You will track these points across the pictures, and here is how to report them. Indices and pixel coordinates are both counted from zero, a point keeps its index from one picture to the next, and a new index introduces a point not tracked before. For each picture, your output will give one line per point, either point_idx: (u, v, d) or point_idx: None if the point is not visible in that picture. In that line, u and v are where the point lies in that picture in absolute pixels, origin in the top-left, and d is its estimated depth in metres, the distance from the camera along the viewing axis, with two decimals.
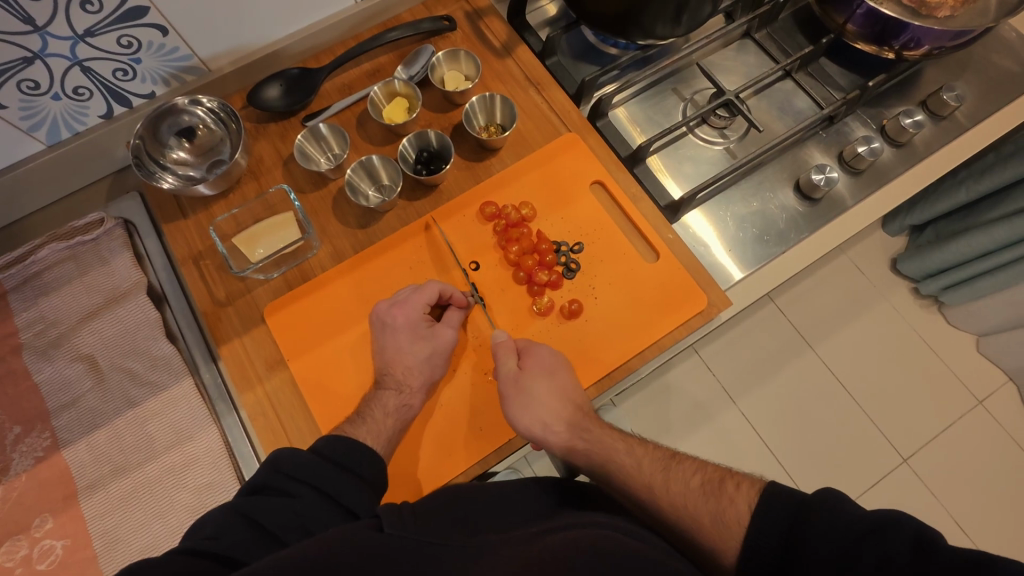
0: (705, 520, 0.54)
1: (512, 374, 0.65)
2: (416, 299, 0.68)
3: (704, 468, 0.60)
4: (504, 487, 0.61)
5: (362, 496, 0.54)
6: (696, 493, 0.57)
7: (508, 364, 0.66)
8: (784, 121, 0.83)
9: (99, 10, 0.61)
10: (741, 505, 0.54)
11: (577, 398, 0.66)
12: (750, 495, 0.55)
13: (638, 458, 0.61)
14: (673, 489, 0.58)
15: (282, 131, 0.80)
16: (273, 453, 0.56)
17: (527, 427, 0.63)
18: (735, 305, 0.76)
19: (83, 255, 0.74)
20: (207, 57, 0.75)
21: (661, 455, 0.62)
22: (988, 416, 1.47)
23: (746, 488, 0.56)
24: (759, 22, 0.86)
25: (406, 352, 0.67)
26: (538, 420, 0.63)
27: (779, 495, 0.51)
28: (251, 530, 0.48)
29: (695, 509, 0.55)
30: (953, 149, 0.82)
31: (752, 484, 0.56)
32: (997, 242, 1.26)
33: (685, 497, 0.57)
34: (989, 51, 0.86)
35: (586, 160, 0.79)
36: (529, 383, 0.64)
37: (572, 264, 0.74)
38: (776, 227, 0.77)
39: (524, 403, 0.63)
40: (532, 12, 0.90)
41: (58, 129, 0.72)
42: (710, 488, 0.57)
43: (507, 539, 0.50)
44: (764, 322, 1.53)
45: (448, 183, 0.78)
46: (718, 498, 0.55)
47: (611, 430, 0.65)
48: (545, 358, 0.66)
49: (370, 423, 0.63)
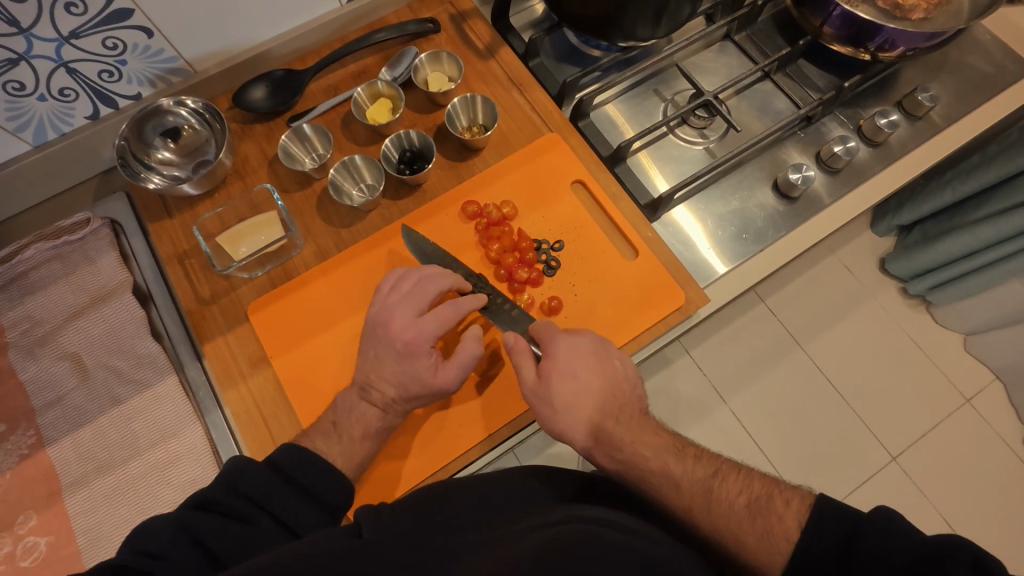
0: (750, 540, 0.54)
1: (530, 381, 0.65)
2: (423, 329, 0.64)
3: (750, 484, 0.59)
4: (489, 477, 0.62)
5: (315, 519, 0.55)
6: (743, 512, 0.56)
7: (527, 374, 0.65)
8: (763, 121, 0.85)
9: (83, 13, 0.62)
10: (790, 523, 0.53)
11: (593, 391, 0.64)
12: (800, 512, 0.54)
13: (676, 479, 0.59)
14: (716, 510, 0.57)
15: (268, 131, 0.81)
16: (232, 465, 0.55)
17: (552, 430, 0.65)
18: (713, 303, 0.77)
19: (69, 254, 0.75)
20: (193, 58, 0.76)
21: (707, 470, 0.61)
22: (976, 413, 1.49)
23: (794, 504, 0.55)
24: (739, 24, 0.88)
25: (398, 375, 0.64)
26: (563, 428, 0.64)
27: (829, 515, 0.52)
28: (193, 552, 0.48)
29: (739, 530, 0.55)
30: (929, 149, 0.84)
31: (801, 500, 0.55)
32: (982, 241, 1.29)
33: (730, 517, 0.56)
34: (963, 53, 0.88)
35: (567, 159, 0.80)
36: (548, 392, 0.63)
37: (553, 262, 0.75)
38: (755, 225, 0.79)
39: (547, 409, 0.64)
40: (515, 15, 0.92)
41: (45, 130, 0.73)
42: (757, 506, 0.56)
43: (474, 541, 0.50)
44: (753, 321, 1.55)
45: (431, 183, 0.80)
46: (765, 517, 0.55)
47: (625, 429, 0.63)
48: (560, 357, 0.65)
49: (346, 442, 0.63)
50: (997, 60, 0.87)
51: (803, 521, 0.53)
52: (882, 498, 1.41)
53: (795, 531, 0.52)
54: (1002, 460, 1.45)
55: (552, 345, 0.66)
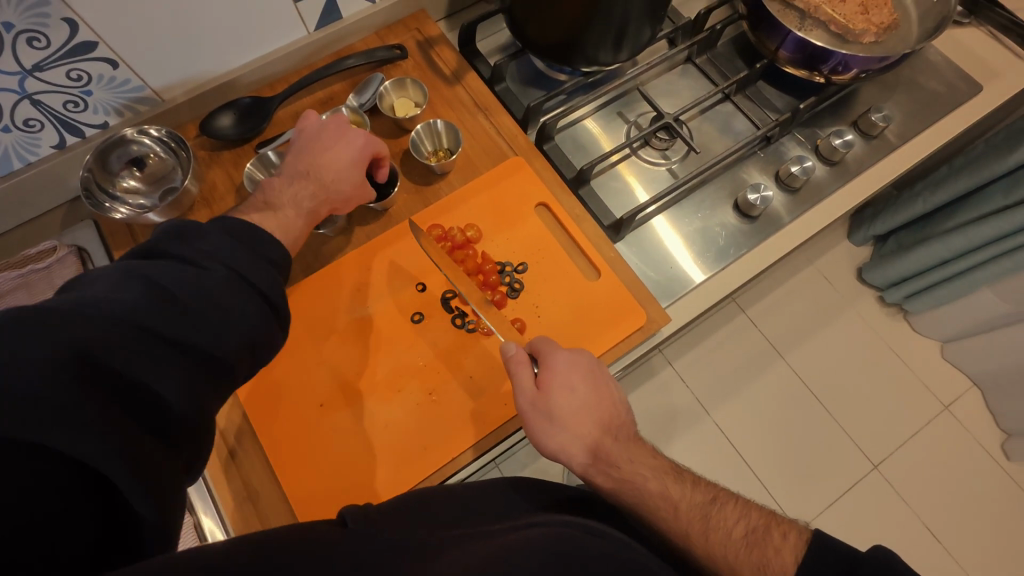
0: (747, 570, 0.54)
1: (527, 392, 0.64)
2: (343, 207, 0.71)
3: (747, 514, 0.60)
4: (471, 487, 0.61)
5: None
6: (741, 543, 0.56)
7: (525, 383, 0.65)
8: (724, 142, 0.87)
9: (46, 46, 0.63)
10: (787, 557, 0.54)
11: (592, 410, 0.65)
12: (798, 546, 0.55)
13: (675, 504, 0.59)
14: (714, 539, 0.57)
15: (235, 158, 0.82)
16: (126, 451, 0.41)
17: (547, 447, 0.64)
18: (677, 322, 0.78)
19: (35, 282, 0.75)
20: (160, 88, 0.77)
21: (700, 500, 0.61)
22: (954, 420, 1.51)
23: (792, 538, 0.56)
24: (699, 48, 0.90)
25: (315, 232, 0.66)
26: (560, 443, 0.63)
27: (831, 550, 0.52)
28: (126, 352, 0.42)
29: (737, 563, 0.55)
30: (885, 166, 0.86)
31: (799, 535, 0.56)
32: (953, 251, 1.31)
33: (727, 549, 0.56)
34: (916, 73, 0.91)
35: (530, 182, 0.81)
36: (546, 402, 0.64)
37: (516, 284, 0.76)
38: (716, 244, 0.81)
39: (543, 420, 0.64)
40: (482, 41, 0.94)
41: (10, 160, 0.73)
42: (753, 538, 0.56)
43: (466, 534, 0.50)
44: (732, 334, 1.56)
45: (398, 207, 0.81)
46: (763, 549, 0.55)
47: (623, 447, 0.64)
48: (559, 370, 0.65)
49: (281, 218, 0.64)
50: (950, 80, 0.90)
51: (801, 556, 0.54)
52: (864, 507, 1.42)
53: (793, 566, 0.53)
54: (982, 466, 1.47)
55: (551, 358, 0.66)
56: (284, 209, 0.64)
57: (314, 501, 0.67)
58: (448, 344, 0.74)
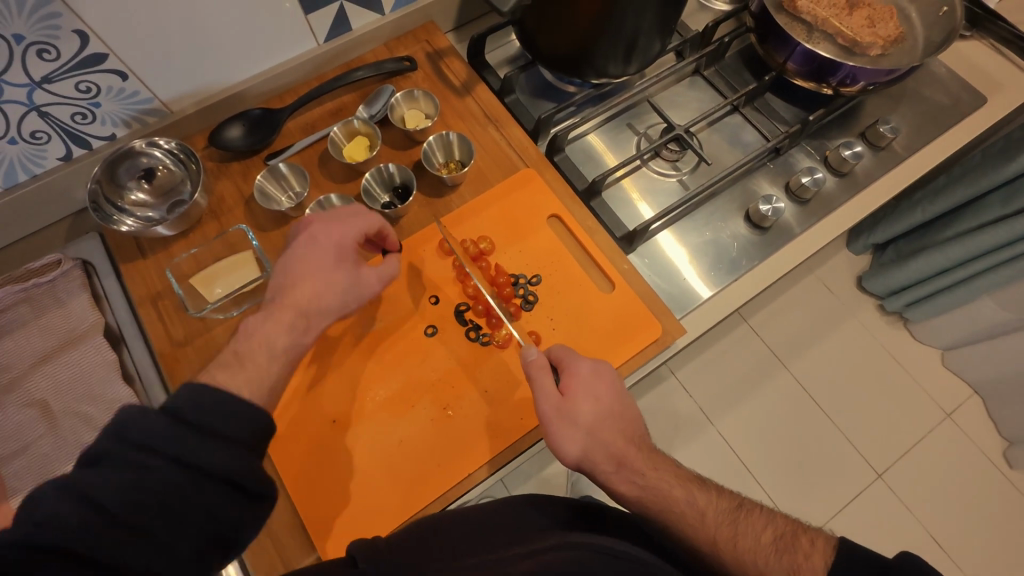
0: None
1: (553, 399, 0.63)
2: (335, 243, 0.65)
3: (773, 520, 0.60)
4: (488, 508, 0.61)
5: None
6: (769, 549, 0.56)
7: (547, 392, 0.64)
8: (733, 153, 0.87)
9: (56, 58, 0.62)
10: (817, 562, 0.54)
11: (615, 416, 0.65)
12: (826, 553, 0.55)
13: (702, 509, 0.59)
14: (742, 545, 0.57)
15: (244, 170, 0.82)
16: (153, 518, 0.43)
17: (568, 456, 0.63)
18: (691, 333, 0.78)
19: (38, 297, 0.73)
20: (168, 99, 0.76)
21: (727, 505, 0.61)
22: (957, 429, 1.51)
23: (820, 544, 0.56)
24: (707, 60, 0.91)
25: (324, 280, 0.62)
26: (583, 451, 0.62)
27: (857, 554, 0.53)
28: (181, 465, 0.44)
29: (766, 566, 0.55)
30: (893, 177, 0.87)
31: (826, 540, 0.56)
32: (952, 259, 1.32)
33: (756, 554, 0.56)
34: (921, 85, 0.92)
35: (542, 194, 0.81)
36: (573, 408, 0.63)
37: (530, 296, 0.76)
38: (729, 256, 0.81)
39: (569, 426, 0.63)
40: (490, 53, 0.94)
41: (15, 172, 0.72)
42: (782, 544, 0.57)
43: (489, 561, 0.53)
44: (735, 343, 1.56)
45: (409, 219, 0.80)
46: (792, 555, 0.55)
47: (649, 459, 0.63)
48: (582, 378, 0.65)
49: (259, 363, 0.56)
50: (953, 92, 0.91)
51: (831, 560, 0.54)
52: (871, 517, 1.41)
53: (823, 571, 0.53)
54: (985, 475, 1.47)
55: (573, 366, 0.66)
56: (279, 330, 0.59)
57: (325, 514, 0.66)
58: (461, 358, 0.74)
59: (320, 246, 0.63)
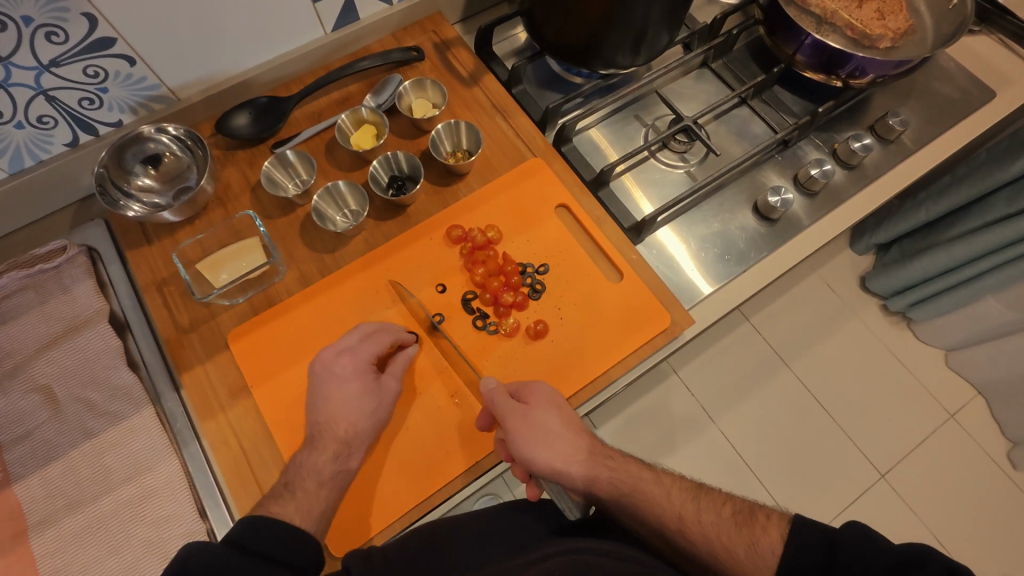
0: (740, 551, 0.54)
1: (519, 407, 0.64)
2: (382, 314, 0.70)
3: (732, 499, 0.61)
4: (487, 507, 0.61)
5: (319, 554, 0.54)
6: (728, 522, 0.57)
7: (508, 405, 0.63)
8: (741, 145, 0.87)
9: (65, 41, 0.62)
10: (774, 534, 0.54)
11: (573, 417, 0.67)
12: (782, 526, 0.55)
13: (667, 488, 0.61)
14: (705, 519, 0.58)
15: (251, 157, 0.81)
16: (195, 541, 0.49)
17: (547, 462, 0.63)
18: (699, 324, 0.77)
19: (44, 283, 0.73)
20: (176, 86, 0.76)
21: (688, 485, 0.63)
22: (960, 428, 1.50)
23: (776, 516, 0.56)
24: (715, 52, 0.91)
25: (349, 407, 0.64)
26: (556, 453, 0.63)
27: (808, 526, 0.53)
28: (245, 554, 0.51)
29: (729, 542, 0.55)
30: (902, 170, 0.86)
31: (781, 513, 0.57)
32: (957, 259, 1.31)
33: (718, 528, 0.57)
34: (930, 79, 0.91)
35: (551, 184, 0.81)
36: (537, 416, 0.64)
37: (538, 285, 0.76)
38: (737, 247, 0.80)
39: (536, 435, 0.63)
40: (498, 44, 0.94)
41: (21, 157, 0.72)
42: (741, 518, 0.57)
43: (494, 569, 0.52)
44: (738, 341, 1.55)
45: (416, 208, 0.80)
46: (750, 528, 0.56)
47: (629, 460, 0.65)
48: (539, 388, 0.67)
49: (302, 496, 0.59)
50: (962, 87, 0.91)
51: (787, 532, 0.54)
52: (873, 516, 1.40)
53: (779, 543, 0.53)
54: (988, 475, 1.46)
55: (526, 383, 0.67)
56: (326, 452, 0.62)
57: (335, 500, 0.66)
58: (469, 347, 0.73)
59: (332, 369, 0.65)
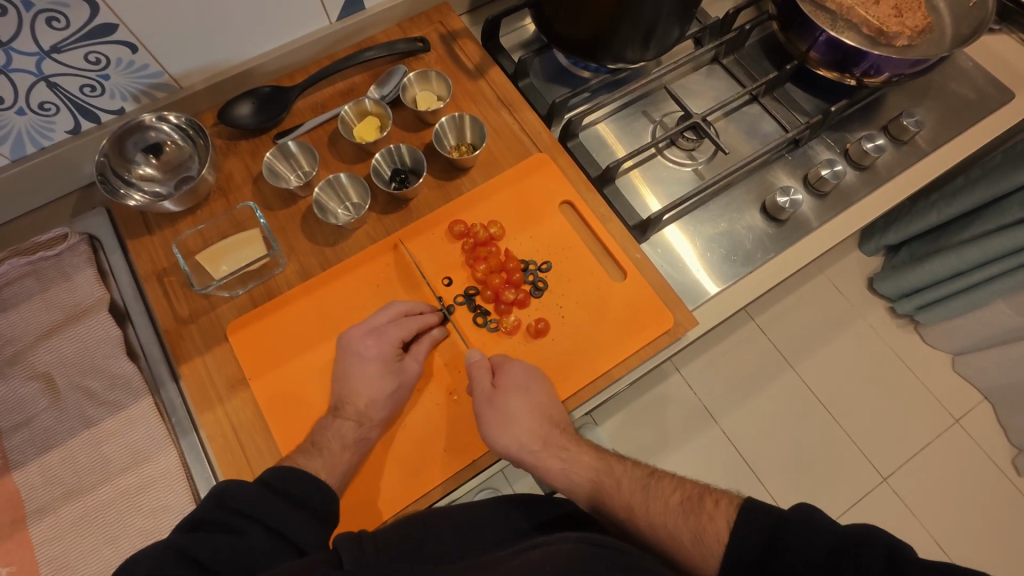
0: (685, 539, 0.55)
1: (485, 393, 0.65)
2: (391, 331, 0.68)
3: (683, 485, 0.61)
4: (469, 511, 0.61)
5: (310, 530, 0.54)
6: (676, 512, 0.58)
7: (483, 383, 0.66)
8: (751, 144, 0.85)
9: (65, 27, 0.61)
10: (720, 521, 0.55)
11: (546, 404, 0.66)
12: (728, 511, 0.56)
13: (621, 479, 0.63)
14: (653, 509, 0.59)
15: (253, 148, 0.80)
16: (219, 484, 0.54)
17: (505, 446, 0.64)
18: (703, 325, 0.76)
19: (45, 270, 0.73)
20: (178, 74, 0.75)
21: (641, 473, 0.64)
22: (965, 434, 1.48)
23: (723, 504, 0.57)
24: (726, 48, 0.89)
25: (374, 379, 0.65)
26: (515, 439, 0.64)
27: (758, 508, 0.53)
28: (250, 523, 0.52)
29: (673, 528, 0.57)
30: (915, 172, 0.85)
31: (729, 499, 0.57)
32: (968, 262, 1.28)
33: (665, 517, 0.58)
34: (947, 79, 0.89)
35: (555, 180, 0.80)
36: (504, 401, 0.63)
37: (540, 283, 0.75)
38: (744, 247, 0.79)
39: (500, 421, 0.64)
40: (506, 35, 0.92)
41: (22, 144, 0.71)
42: (689, 506, 0.58)
43: (478, 564, 0.50)
44: (743, 341, 1.54)
45: (419, 202, 0.79)
46: (697, 516, 0.56)
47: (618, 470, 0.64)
48: (515, 371, 0.66)
49: (329, 452, 0.62)
50: (980, 87, 0.88)
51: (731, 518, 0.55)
52: (871, 523, 1.39)
53: (724, 532, 0.53)
54: (992, 482, 1.44)
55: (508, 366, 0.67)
56: (331, 447, 0.62)
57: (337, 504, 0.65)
58: (467, 345, 0.73)
59: (355, 348, 0.67)
